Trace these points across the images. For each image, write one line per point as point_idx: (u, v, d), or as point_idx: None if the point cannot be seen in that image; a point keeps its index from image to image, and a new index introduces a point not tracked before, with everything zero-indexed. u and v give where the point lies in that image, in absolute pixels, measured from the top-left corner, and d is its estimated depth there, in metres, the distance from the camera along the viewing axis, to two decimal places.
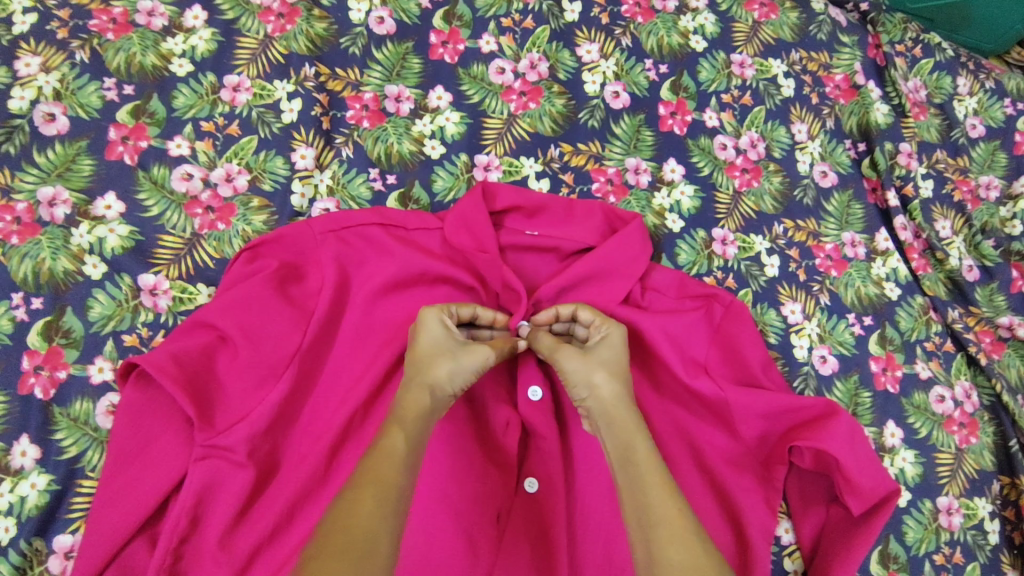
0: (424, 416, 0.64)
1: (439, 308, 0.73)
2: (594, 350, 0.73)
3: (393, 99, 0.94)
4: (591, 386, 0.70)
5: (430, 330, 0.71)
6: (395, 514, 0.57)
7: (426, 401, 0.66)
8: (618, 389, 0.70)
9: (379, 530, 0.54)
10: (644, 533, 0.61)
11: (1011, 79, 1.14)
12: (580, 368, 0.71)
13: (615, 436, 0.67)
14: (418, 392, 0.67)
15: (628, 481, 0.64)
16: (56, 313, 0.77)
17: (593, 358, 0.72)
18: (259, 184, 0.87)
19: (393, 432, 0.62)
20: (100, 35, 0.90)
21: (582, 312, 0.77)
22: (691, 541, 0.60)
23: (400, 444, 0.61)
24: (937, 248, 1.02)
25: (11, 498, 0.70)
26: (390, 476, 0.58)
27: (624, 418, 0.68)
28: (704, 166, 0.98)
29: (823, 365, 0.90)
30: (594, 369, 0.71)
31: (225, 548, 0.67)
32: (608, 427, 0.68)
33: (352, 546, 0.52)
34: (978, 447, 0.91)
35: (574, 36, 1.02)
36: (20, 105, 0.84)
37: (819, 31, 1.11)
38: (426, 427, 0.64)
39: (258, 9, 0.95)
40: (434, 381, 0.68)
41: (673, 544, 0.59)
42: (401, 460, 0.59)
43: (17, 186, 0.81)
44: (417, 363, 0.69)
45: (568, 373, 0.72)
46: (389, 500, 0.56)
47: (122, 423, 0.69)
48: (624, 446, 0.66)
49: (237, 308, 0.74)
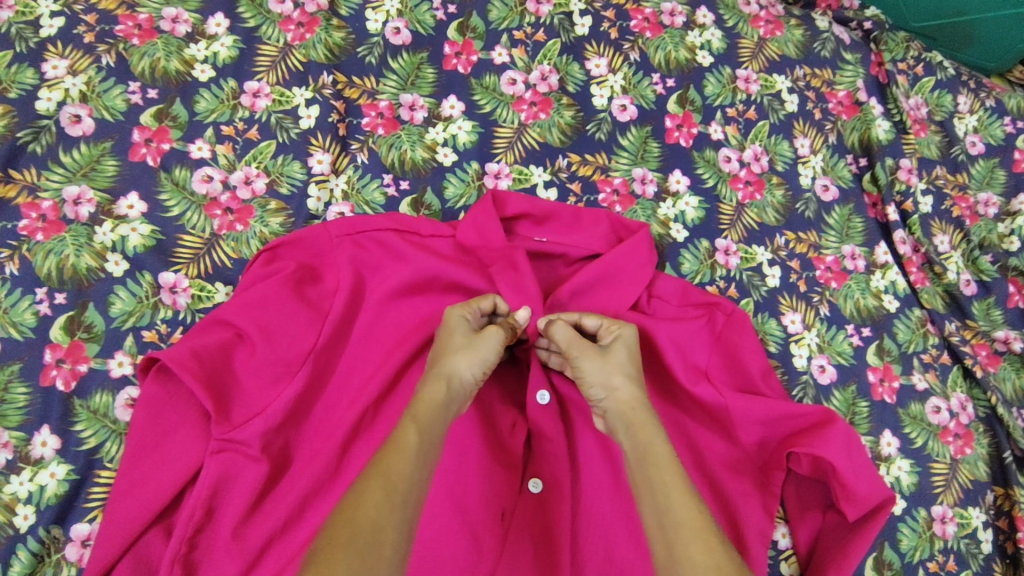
0: (430, 406, 0.67)
1: (464, 308, 0.77)
2: (611, 350, 0.76)
3: (408, 107, 0.97)
4: (610, 388, 0.73)
5: (454, 328, 0.75)
6: (405, 506, 0.58)
7: (442, 394, 0.68)
8: (637, 393, 0.73)
9: (382, 519, 0.55)
10: (664, 531, 0.60)
11: (1012, 98, 1.17)
12: (598, 369, 0.74)
13: (634, 438, 0.69)
14: (435, 384, 0.69)
15: (647, 484, 0.65)
16: (79, 309, 0.80)
17: (610, 360, 0.74)
18: (277, 188, 0.90)
19: (404, 423, 0.64)
20: (126, 39, 0.93)
21: (588, 319, 0.79)
22: (714, 543, 0.59)
23: (411, 436, 0.63)
24: (935, 262, 1.04)
25: (30, 487, 0.73)
26: (398, 467, 0.60)
27: (645, 422, 0.70)
28: (709, 178, 1.01)
29: (822, 374, 0.92)
30: (614, 372, 0.73)
31: (238, 539, 0.69)
32: (628, 430, 0.70)
33: (358, 533, 0.53)
34: (973, 458, 0.93)
35: (584, 50, 1.05)
36: (47, 105, 0.87)
37: (822, 48, 1.14)
38: (433, 417, 0.66)
39: (278, 17, 0.98)
40: (453, 371, 0.70)
41: (695, 541, 0.58)
42: (404, 452, 0.61)
43: (44, 184, 0.84)
44: (440, 354, 0.72)
45: (587, 372, 0.74)
46: (391, 490, 0.58)
47: (142, 415, 0.72)
48: (643, 448, 0.68)
49: (255, 308, 0.76)
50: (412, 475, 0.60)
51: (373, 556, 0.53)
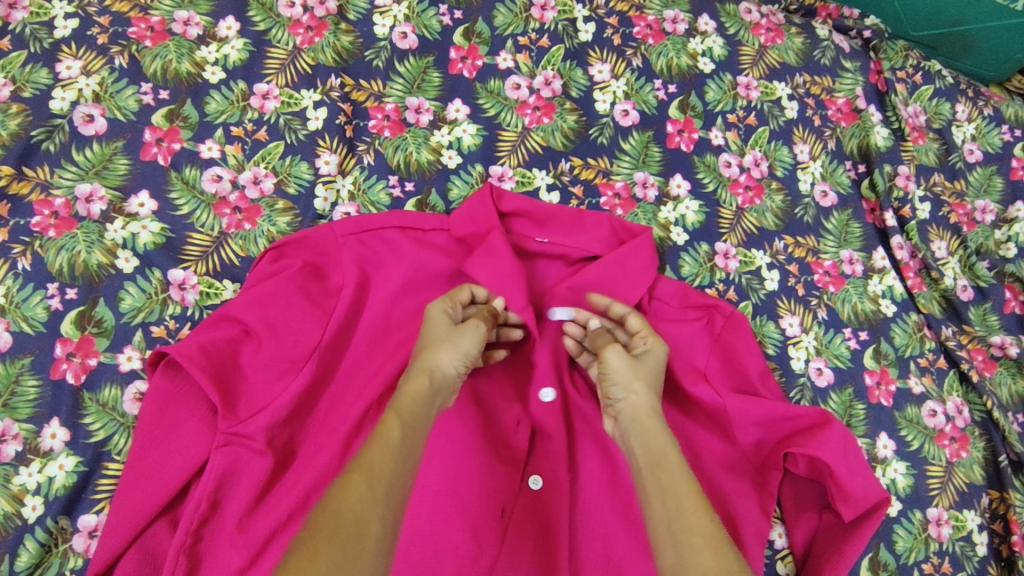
0: (415, 400, 0.67)
1: (446, 301, 0.78)
2: (641, 359, 0.77)
3: (414, 110, 0.99)
4: (630, 392, 0.74)
5: (434, 321, 0.76)
6: (388, 499, 0.59)
7: (425, 386, 0.69)
8: (654, 402, 0.74)
9: (366, 512, 0.56)
10: (673, 535, 0.62)
11: (1010, 107, 1.18)
12: (624, 371, 0.74)
13: (646, 445, 0.70)
14: (419, 376, 0.70)
15: (659, 489, 0.66)
16: (89, 304, 0.81)
17: (638, 366, 0.75)
18: (284, 187, 0.92)
19: (390, 420, 0.65)
20: (138, 41, 0.95)
21: (631, 319, 0.81)
22: (722, 547, 0.60)
23: (395, 432, 0.64)
24: (932, 267, 1.06)
25: (39, 478, 0.74)
26: (381, 462, 0.60)
27: (654, 431, 0.71)
28: (709, 182, 1.02)
29: (819, 377, 0.93)
30: (637, 379, 0.74)
31: (243, 532, 0.70)
32: (640, 437, 0.71)
33: (341, 526, 0.54)
34: (968, 461, 0.94)
35: (587, 56, 1.07)
36: (61, 105, 0.89)
37: (822, 56, 1.16)
38: (416, 412, 0.67)
39: (288, 21, 1.00)
40: (435, 365, 0.71)
41: (703, 546, 0.59)
42: (388, 446, 0.62)
43: (56, 181, 0.86)
44: (423, 348, 0.74)
45: (612, 371, 0.75)
46: (375, 482, 0.59)
47: (151, 408, 0.73)
48: (656, 454, 0.69)
49: (262, 304, 0.78)
50: (396, 469, 0.61)
51: (358, 550, 0.54)
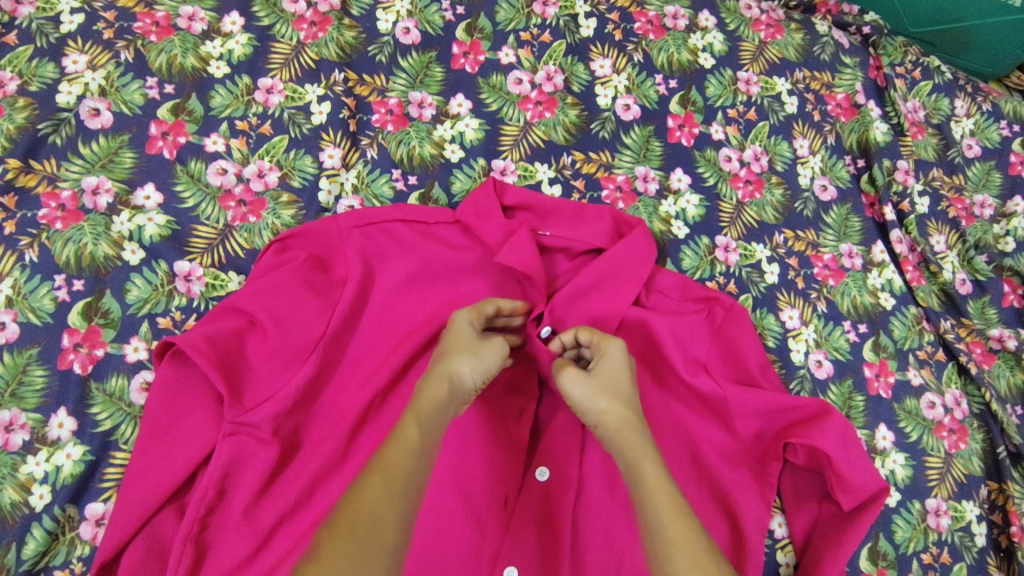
0: (432, 404, 0.67)
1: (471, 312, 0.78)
2: (596, 370, 0.75)
3: (416, 105, 0.99)
4: (597, 411, 0.72)
5: (461, 330, 0.76)
6: (403, 495, 0.60)
7: (443, 393, 0.68)
8: (624, 411, 0.72)
9: (382, 510, 0.58)
10: (654, 545, 0.63)
11: (1008, 102, 1.19)
12: (586, 394, 0.73)
13: (623, 459, 0.69)
14: (437, 382, 0.69)
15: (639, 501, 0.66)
16: (96, 296, 0.82)
17: (595, 380, 0.73)
18: (289, 181, 0.92)
19: (408, 424, 0.65)
20: (144, 36, 0.95)
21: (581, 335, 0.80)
22: (702, 557, 0.61)
23: (413, 433, 0.64)
24: (931, 261, 1.07)
25: (47, 467, 0.75)
26: (397, 460, 0.61)
27: (634, 441, 0.70)
28: (709, 176, 1.03)
29: (818, 369, 0.94)
30: (600, 395, 0.72)
31: (249, 520, 0.71)
32: (618, 451, 0.70)
33: (356, 525, 0.56)
34: (966, 453, 0.95)
35: (589, 51, 1.08)
36: (68, 98, 0.90)
37: (822, 52, 1.17)
38: (435, 416, 0.66)
39: (292, 17, 1.01)
40: (454, 370, 0.70)
41: (682, 557, 0.61)
42: (401, 442, 0.63)
43: (63, 174, 0.87)
44: (445, 355, 0.73)
45: (576, 398, 0.73)
46: (390, 480, 0.60)
47: (157, 399, 0.74)
48: (631, 467, 0.68)
49: (267, 295, 0.79)
50: (408, 462, 0.62)
51: (373, 548, 0.55)
